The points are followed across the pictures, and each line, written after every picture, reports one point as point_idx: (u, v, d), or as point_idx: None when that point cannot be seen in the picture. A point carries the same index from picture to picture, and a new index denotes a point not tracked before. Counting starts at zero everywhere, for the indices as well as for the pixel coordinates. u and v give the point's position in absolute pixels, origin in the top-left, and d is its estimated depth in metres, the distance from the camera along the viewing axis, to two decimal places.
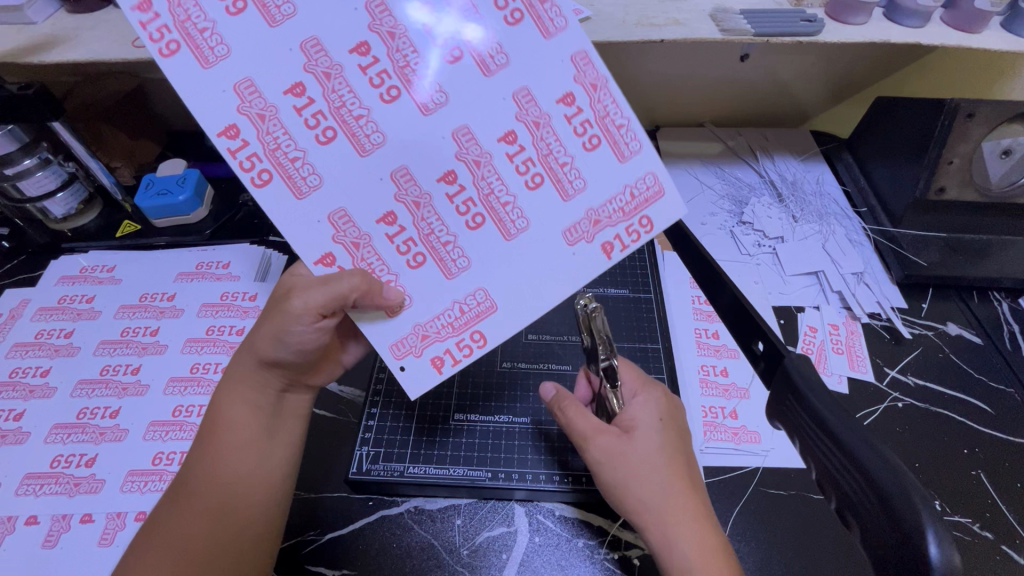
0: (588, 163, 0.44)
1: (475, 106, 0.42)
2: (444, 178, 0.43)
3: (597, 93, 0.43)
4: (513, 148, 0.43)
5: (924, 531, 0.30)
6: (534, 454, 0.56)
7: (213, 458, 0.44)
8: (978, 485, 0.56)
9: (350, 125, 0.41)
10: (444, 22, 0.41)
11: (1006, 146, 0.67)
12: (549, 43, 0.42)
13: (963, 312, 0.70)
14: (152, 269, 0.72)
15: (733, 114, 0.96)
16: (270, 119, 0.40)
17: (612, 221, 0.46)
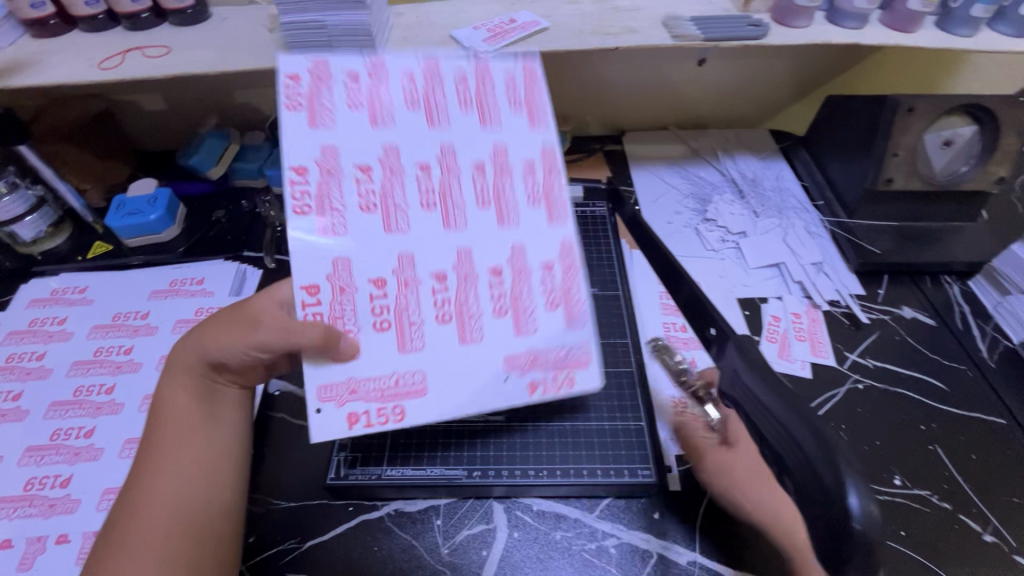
0: (544, 254, 0.49)
1: (478, 240, 0.49)
2: (436, 276, 0.48)
3: (537, 179, 0.49)
4: (494, 283, 0.49)
5: (850, 492, 0.36)
6: (510, 453, 0.56)
7: (154, 466, 0.47)
8: (935, 458, 0.58)
9: (389, 214, 0.48)
10: (484, 159, 0.49)
11: (947, 137, 0.72)
12: (551, 225, 0.49)
13: (918, 296, 0.74)
14: (125, 288, 0.72)
15: (695, 117, 0.99)
16: (332, 174, 0.46)
17: (543, 302, 0.49)
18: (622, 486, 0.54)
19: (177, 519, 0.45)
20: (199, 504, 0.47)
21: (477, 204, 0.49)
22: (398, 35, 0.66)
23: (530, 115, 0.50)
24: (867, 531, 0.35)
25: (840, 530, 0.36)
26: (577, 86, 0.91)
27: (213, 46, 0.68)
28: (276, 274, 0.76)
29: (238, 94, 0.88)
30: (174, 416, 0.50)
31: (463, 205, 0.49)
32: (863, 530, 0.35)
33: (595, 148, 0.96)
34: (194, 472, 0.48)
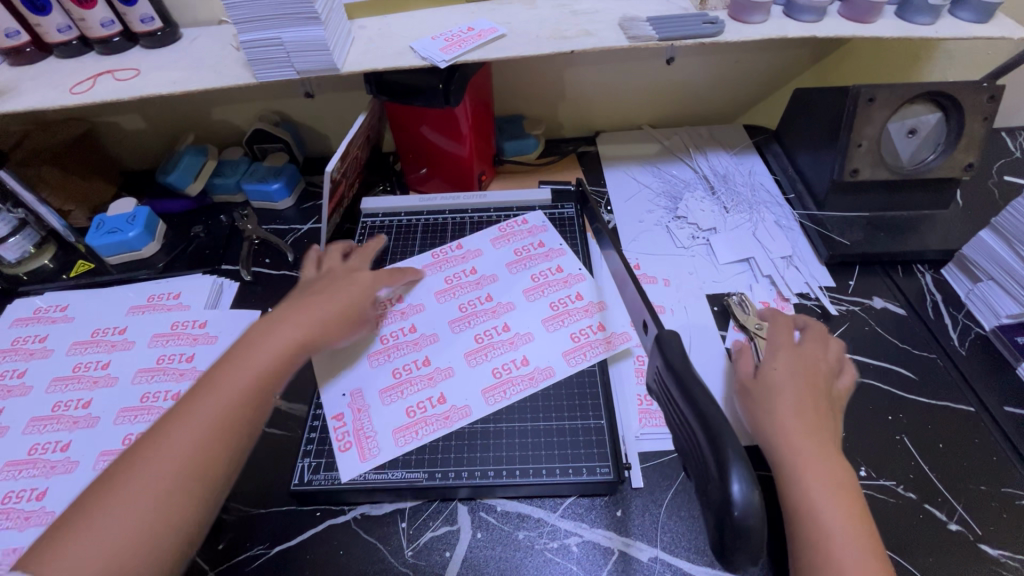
0: (455, 397, 0.60)
1: (460, 371, 0.62)
2: (437, 371, 0.62)
3: (518, 381, 0.61)
4: (430, 379, 0.62)
5: (730, 477, 0.29)
6: (470, 454, 0.56)
7: (195, 403, 0.47)
8: (902, 449, 0.58)
9: (471, 319, 0.67)
10: (536, 345, 0.64)
11: (911, 125, 0.72)
12: (483, 402, 0.60)
13: (888, 286, 0.73)
14: (103, 304, 0.74)
15: (668, 115, 0.99)
16: (481, 278, 0.72)
17: (425, 415, 0.59)
18: (582, 485, 0.55)
19: (172, 471, 0.43)
20: (200, 463, 0.44)
21: (475, 336, 0.65)
22: (358, 48, 0.68)
23: (559, 356, 0.63)
24: (745, 517, 0.29)
25: (720, 517, 0.30)
26: (547, 90, 0.92)
27: (180, 66, 0.70)
28: (252, 286, 0.78)
29: (215, 111, 0.90)
30: (241, 359, 0.51)
31: (503, 364, 0.63)
32: (739, 518, 0.29)
33: (568, 150, 0.97)
34: (221, 424, 0.46)
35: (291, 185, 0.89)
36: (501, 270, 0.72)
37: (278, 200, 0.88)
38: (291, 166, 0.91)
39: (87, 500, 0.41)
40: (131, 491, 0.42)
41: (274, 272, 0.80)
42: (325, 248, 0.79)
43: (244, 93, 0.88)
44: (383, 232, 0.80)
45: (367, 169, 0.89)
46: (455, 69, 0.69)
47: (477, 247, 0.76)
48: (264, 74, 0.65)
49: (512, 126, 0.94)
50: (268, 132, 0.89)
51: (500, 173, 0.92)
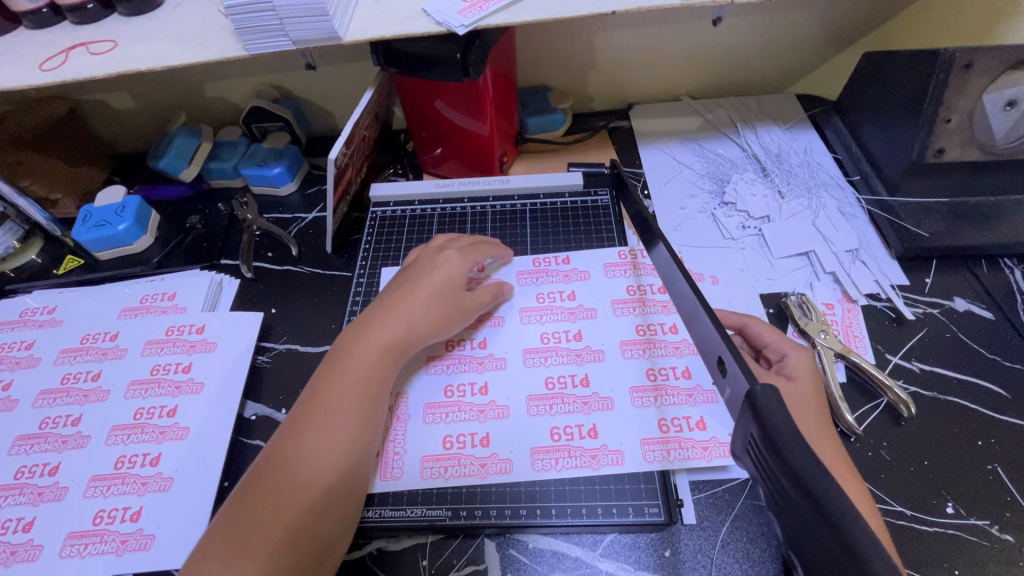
0: (504, 439, 0.52)
1: (511, 425, 0.53)
2: (494, 411, 0.54)
3: (576, 455, 0.51)
4: (481, 420, 0.54)
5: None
6: (499, 489, 0.50)
7: (321, 397, 0.47)
8: (995, 481, 0.50)
9: (562, 350, 0.58)
10: (606, 428, 0.52)
11: (1011, 96, 0.60)
12: (514, 472, 0.51)
13: (972, 284, 0.64)
14: (93, 306, 0.67)
15: (713, 85, 0.88)
16: (577, 311, 0.61)
17: (461, 453, 0.52)
18: (625, 525, 0.48)
19: (309, 483, 0.43)
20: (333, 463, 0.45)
21: (546, 378, 0.56)
22: (363, 11, 0.58)
23: (635, 441, 0.51)
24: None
25: None
26: (576, 58, 0.82)
27: (161, 37, 0.61)
28: (253, 283, 0.71)
29: (208, 86, 0.82)
30: (358, 352, 0.50)
31: (566, 441, 0.52)
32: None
33: (598, 125, 0.87)
34: (346, 425, 0.47)
35: (293, 168, 0.80)
36: (603, 307, 0.61)
37: (279, 185, 0.80)
38: (293, 148, 0.82)
39: (245, 508, 0.42)
40: (283, 495, 0.42)
41: (277, 267, 0.73)
42: (332, 241, 0.71)
43: (239, 65, 0.79)
44: (395, 223, 0.72)
45: (376, 150, 0.80)
46: (475, 36, 0.60)
47: (585, 269, 0.64)
48: (255, 45, 0.56)
49: (536, 99, 0.84)
50: (267, 110, 0.80)
51: (523, 153, 0.83)
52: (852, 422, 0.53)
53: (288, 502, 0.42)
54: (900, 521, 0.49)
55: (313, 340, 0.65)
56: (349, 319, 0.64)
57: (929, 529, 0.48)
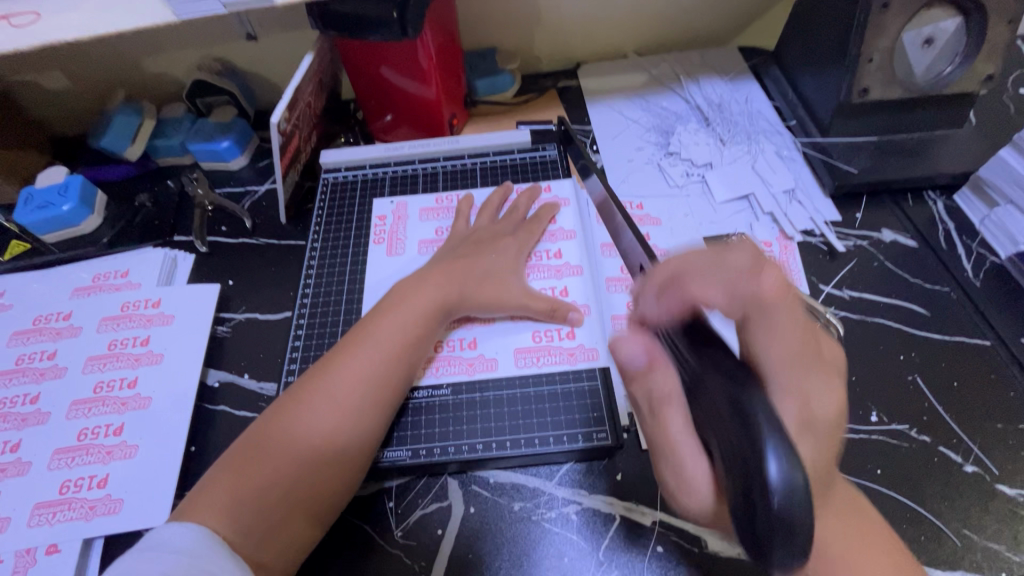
0: (490, 344, 0.57)
1: (497, 333, 0.57)
2: (481, 322, 0.58)
3: (556, 353, 0.56)
4: (469, 331, 0.58)
5: (767, 459, 0.30)
6: (455, 429, 0.53)
7: (352, 349, 0.51)
8: (914, 390, 0.55)
9: (544, 266, 0.62)
10: (584, 332, 0.57)
11: (927, 34, 0.64)
12: (497, 370, 0.55)
13: (898, 216, 0.68)
14: (44, 287, 0.67)
15: (657, 40, 0.89)
16: (557, 234, 0.65)
17: (450, 355, 0.56)
18: (576, 451, 0.51)
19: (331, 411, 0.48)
20: (348, 419, 0.48)
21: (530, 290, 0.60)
22: None
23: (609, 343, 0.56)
24: (787, 502, 0.30)
25: None
26: (520, 16, 0.82)
27: (87, 5, 0.59)
28: (208, 257, 0.71)
29: (146, 62, 0.80)
30: (390, 318, 0.53)
31: (551, 343, 0.56)
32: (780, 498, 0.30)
33: (547, 85, 0.88)
34: (365, 382, 0.49)
35: (243, 141, 0.80)
36: (581, 228, 0.65)
37: (229, 159, 0.79)
38: (241, 121, 0.81)
39: (278, 423, 0.47)
40: (306, 419, 0.47)
41: (231, 240, 0.73)
42: (285, 211, 0.72)
43: (176, 37, 0.77)
44: (347, 188, 0.72)
45: (325, 118, 0.80)
46: None
47: (566, 196, 0.68)
48: (184, 10, 0.57)
49: (484, 60, 0.84)
50: (211, 83, 0.79)
51: (474, 115, 0.84)
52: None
53: (309, 425, 0.47)
54: None
55: (271, 308, 0.66)
56: (305, 283, 0.65)
57: (856, 436, 0.52)
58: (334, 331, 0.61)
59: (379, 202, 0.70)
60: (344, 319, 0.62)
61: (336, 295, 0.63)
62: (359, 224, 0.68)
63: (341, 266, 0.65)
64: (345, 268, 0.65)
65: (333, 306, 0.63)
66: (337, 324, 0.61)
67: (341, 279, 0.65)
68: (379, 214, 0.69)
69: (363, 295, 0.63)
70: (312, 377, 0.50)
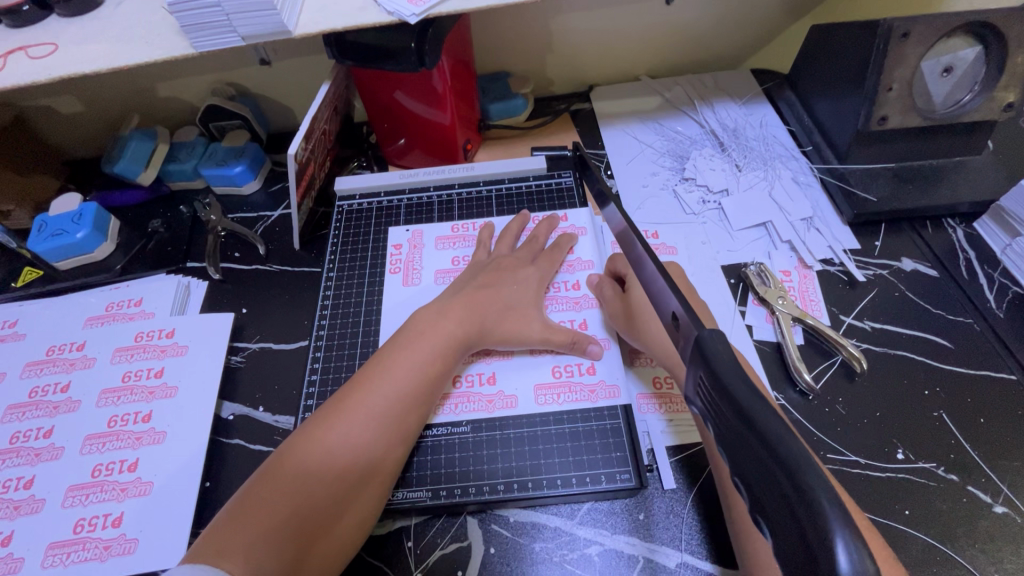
0: (509, 379, 0.56)
1: (515, 368, 0.57)
2: (499, 356, 0.58)
3: (576, 389, 0.55)
4: (487, 365, 0.57)
5: (832, 542, 0.23)
6: (475, 468, 0.52)
7: (368, 385, 0.50)
8: (941, 427, 0.54)
9: (562, 297, 0.62)
10: (603, 367, 0.56)
11: (947, 62, 0.64)
12: (516, 407, 0.55)
13: (918, 244, 0.67)
14: (57, 317, 0.66)
15: (670, 63, 0.89)
16: (575, 264, 0.64)
17: (469, 390, 0.56)
18: (599, 492, 0.51)
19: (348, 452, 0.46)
20: (368, 456, 0.47)
21: None
22: (312, 5, 0.58)
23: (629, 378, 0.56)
24: None
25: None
26: (533, 40, 0.82)
27: (104, 37, 0.59)
28: (222, 285, 0.71)
29: (160, 87, 0.80)
30: (409, 350, 0.52)
31: (571, 378, 0.56)
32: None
33: (560, 108, 0.87)
34: (382, 421, 0.48)
35: (256, 166, 0.80)
36: (599, 258, 0.65)
37: (242, 184, 0.79)
38: (254, 146, 0.81)
39: (290, 463, 0.45)
40: (322, 461, 0.45)
41: (244, 267, 0.72)
42: (299, 239, 0.72)
43: (190, 63, 0.77)
44: (363, 215, 0.72)
45: (339, 143, 0.80)
46: (427, 24, 0.60)
47: (583, 224, 0.68)
48: (201, 43, 0.56)
49: (497, 84, 0.84)
50: (225, 108, 0.79)
51: (487, 139, 0.83)
52: (810, 380, 0.56)
53: (324, 467, 0.45)
54: (856, 469, 0.52)
55: (286, 337, 0.66)
56: (321, 313, 0.64)
57: (882, 475, 0.51)
58: (350, 363, 0.60)
59: (394, 230, 0.70)
60: (360, 351, 0.61)
61: (352, 325, 0.63)
62: (375, 252, 0.68)
63: (356, 295, 0.65)
64: (362, 297, 0.65)
65: (349, 336, 0.62)
66: (353, 355, 0.61)
67: (357, 309, 0.64)
68: (395, 242, 0.69)
69: (379, 325, 0.62)
70: (328, 410, 0.48)
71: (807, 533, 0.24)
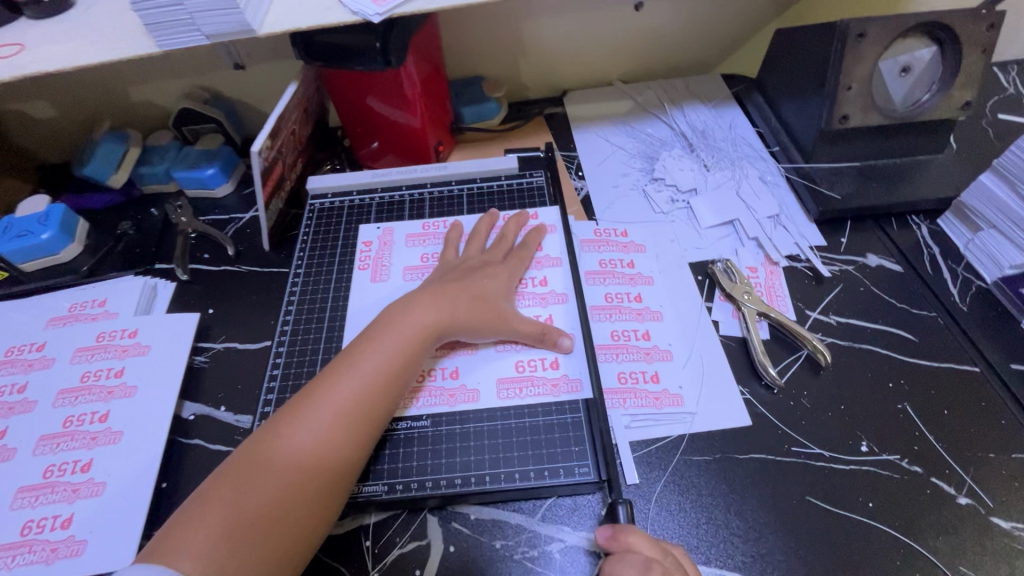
0: (473, 374, 0.56)
1: (478, 365, 0.56)
2: (462, 350, 0.57)
3: (539, 383, 0.55)
4: (449, 362, 0.57)
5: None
6: (434, 462, 0.51)
7: (333, 377, 0.49)
8: (905, 418, 0.54)
9: (528, 293, 0.61)
10: (567, 363, 0.56)
11: (904, 62, 0.65)
12: (479, 402, 0.54)
13: (883, 241, 0.68)
14: (18, 318, 0.65)
15: (641, 69, 0.91)
16: (542, 261, 0.65)
17: (431, 385, 0.55)
18: (560, 486, 0.50)
19: (310, 445, 0.45)
20: (335, 451, 0.46)
21: None
22: (278, 4, 0.59)
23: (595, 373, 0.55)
24: None
25: None
26: (505, 46, 0.83)
27: (72, 37, 0.59)
28: (189, 286, 0.70)
29: (133, 90, 0.80)
30: (374, 344, 0.51)
31: (537, 372, 0.55)
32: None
33: (533, 112, 0.88)
34: (346, 413, 0.47)
35: (228, 169, 0.80)
36: (566, 254, 0.65)
37: (214, 187, 0.79)
38: (227, 149, 0.82)
39: (250, 457, 0.44)
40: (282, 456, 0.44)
41: (213, 268, 0.72)
42: (268, 239, 0.71)
43: (163, 66, 0.78)
44: (333, 215, 0.72)
45: (311, 146, 0.80)
46: (392, 24, 0.61)
47: (551, 222, 0.68)
48: (167, 41, 0.57)
49: (470, 89, 0.85)
50: (197, 112, 0.79)
51: (460, 142, 0.84)
52: (775, 374, 0.56)
53: (283, 461, 0.44)
54: (820, 462, 0.51)
55: (251, 337, 0.65)
56: (285, 311, 0.64)
57: (846, 467, 0.51)
58: (313, 361, 0.59)
59: (364, 229, 0.70)
60: (324, 348, 0.60)
61: (317, 323, 0.62)
62: (343, 251, 0.68)
63: (323, 294, 0.65)
64: (328, 295, 0.64)
65: (315, 333, 0.62)
66: (317, 354, 0.60)
67: (323, 307, 0.64)
68: (363, 241, 0.68)
69: (345, 323, 0.62)
70: (293, 405, 0.47)
71: None
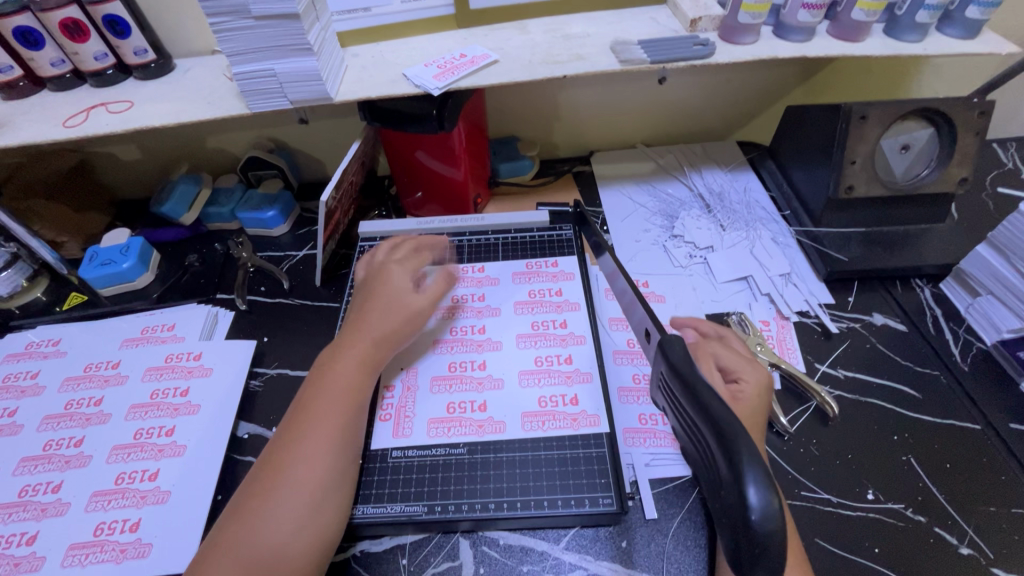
0: (501, 407, 0.61)
1: (505, 399, 0.62)
2: (492, 384, 0.63)
3: (561, 417, 0.60)
4: (478, 396, 0.62)
5: (746, 483, 0.30)
6: (469, 486, 0.56)
7: (315, 389, 0.54)
8: (909, 469, 0.57)
9: (551, 335, 0.67)
10: (586, 400, 0.61)
11: (904, 141, 0.74)
12: (504, 432, 0.59)
13: (889, 302, 0.73)
14: (96, 338, 0.72)
15: (663, 133, 0.99)
16: (564, 306, 0.71)
17: (462, 415, 0.61)
18: (585, 516, 0.54)
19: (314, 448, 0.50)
20: (329, 462, 0.50)
21: (536, 357, 0.65)
22: (352, 76, 0.68)
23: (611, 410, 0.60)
24: (765, 524, 0.29)
25: (739, 524, 0.30)
26: (541, 111, 0.92)
27: (174, 98, 0.69)
28: (246, 315, 0.77)
29: (209, 139, 0.90)
30: (331, 385, 0.54)
31: (558, 407, 0.61)
32: (759, 529, 0.29)
33: (564, 170, 0.97)
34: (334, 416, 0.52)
35: (286, 211, 0.88)
36: (585, 300, 0.71)
37: (273, 227, 0.87)
38: (287, 193, 0.90)
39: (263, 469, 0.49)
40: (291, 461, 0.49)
41: (269, 300, 0.79)
42: (320, 275, 0.79)
43: (239, 120, 0.88)
44: None
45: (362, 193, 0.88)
46: (448, 95, 0.70)
47: (571, 270, 0.75)
48: (257, 105, 0.66)
49: (507, 147, 0.94)
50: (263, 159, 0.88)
51: (495, 195, 0.92)
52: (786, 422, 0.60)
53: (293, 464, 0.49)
54: (828, 506, 0.55)
55: (302, 364, 0.71)
56: None
57: (853, 513, 0.54)
58: None
59: None
60: None
61: None
62: None
63: None
64: None
65: None
66: None
67: None
68: None
69: None
70: (268, 461, 0.49)
71: (733, 486, 0.31)
